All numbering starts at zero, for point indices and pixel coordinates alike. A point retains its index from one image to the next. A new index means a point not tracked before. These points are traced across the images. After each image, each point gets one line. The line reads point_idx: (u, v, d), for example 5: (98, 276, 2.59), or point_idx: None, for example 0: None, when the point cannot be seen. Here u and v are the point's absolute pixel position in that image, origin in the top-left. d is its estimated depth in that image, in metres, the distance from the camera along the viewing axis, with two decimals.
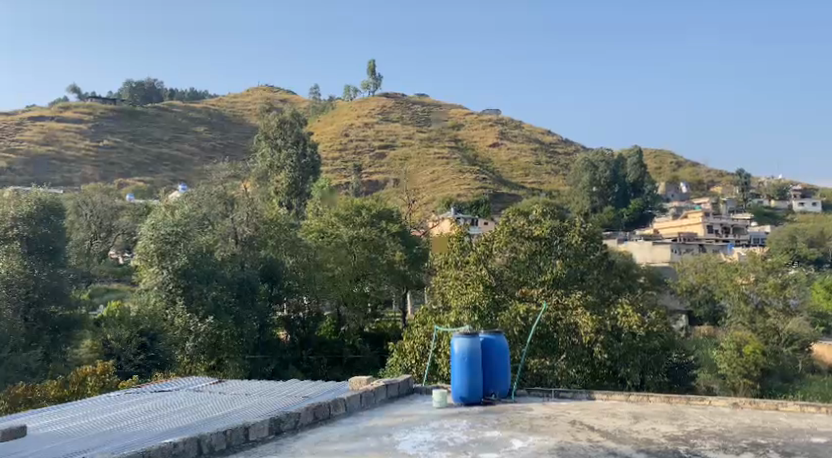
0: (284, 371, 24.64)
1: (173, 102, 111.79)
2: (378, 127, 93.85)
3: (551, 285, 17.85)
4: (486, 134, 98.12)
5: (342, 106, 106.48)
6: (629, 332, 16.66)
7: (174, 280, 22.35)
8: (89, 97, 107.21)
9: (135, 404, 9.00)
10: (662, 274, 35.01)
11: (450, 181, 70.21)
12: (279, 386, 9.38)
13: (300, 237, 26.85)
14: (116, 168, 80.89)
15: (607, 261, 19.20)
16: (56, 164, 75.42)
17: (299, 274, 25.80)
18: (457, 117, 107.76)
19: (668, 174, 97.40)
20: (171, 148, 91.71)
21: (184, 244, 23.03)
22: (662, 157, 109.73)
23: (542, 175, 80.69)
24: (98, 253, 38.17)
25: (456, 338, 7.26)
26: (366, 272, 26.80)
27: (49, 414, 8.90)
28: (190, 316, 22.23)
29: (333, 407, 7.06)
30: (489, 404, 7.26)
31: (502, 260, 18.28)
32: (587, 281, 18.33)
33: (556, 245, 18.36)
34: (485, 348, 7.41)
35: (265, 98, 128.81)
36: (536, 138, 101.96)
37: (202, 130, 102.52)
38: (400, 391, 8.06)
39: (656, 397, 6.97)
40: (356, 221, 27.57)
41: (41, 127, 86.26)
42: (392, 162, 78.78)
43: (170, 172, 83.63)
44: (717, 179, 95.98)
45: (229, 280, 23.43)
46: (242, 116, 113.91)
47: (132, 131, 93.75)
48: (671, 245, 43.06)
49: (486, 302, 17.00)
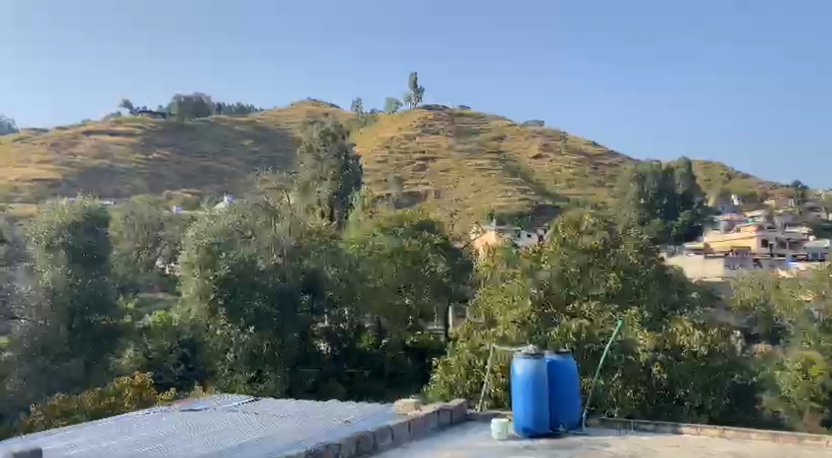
0: (324, 384, 23.88)
1: (219, 116, 113.21)
2: (420, 139, 93.21)
3: (604, 300, 16.84)
4: (529, 145, 97.01)
5: (384, 119, 106.51)
6: (689, 352, 15.52)
7: (215, 289, 22.05)
8: (139, 110, 109.38)
9: (163, 425, 8.33)
10: (716, 289, 33.49)
11: (493, 192, 69.33)
12: (319, 408, 8.70)
13: (342, 247, 25.92)
14: (164, 180, 81.88)
15: (664, 274, 18.20)
16: (108, 177, 76.68)
17: (341, 285, 24.71)
18: (500, 128, 106.90)
19: (717, 187, 94.34)
20: (217, 161, 92.23)
21: (226, 255, 22.77)
22: (713, 169, 107.02)
23: (588, 187, 79.32)
24: (143, 263, 37.82)
25: (518, 360, 6.39)
26: (411, 283, 25.95)
27: (74, 433, 8.31)
28: (233, 327, 21.89)
29: (379, 437, 6.20)
30: (557, 436, 6.35)
31: (550, 273, 17.06)
32: (645, 297, 17.27)
33: (611, 257, 17.39)
34: (552, 373, 6.43)
35: (309, 112, 130.19)
36: (579, 149, 99.97)
37: (247, 143, 103.01)
38: (452, 418, 7.20)
39: (758, 435, 6.05)
40: (398, 232, 26.68)
41: (93, 142, 88.03)
42: (434, 175, 78.16)
43: (216, 184, 84.35)
44: (771, 191, 92.93)
45: (271, 290, 22.57)
46: (287, 130, 114.86)
47: (180, 144, 94.55)
48: (725, 259, 41.40)
49: (536, 318, 16.17)
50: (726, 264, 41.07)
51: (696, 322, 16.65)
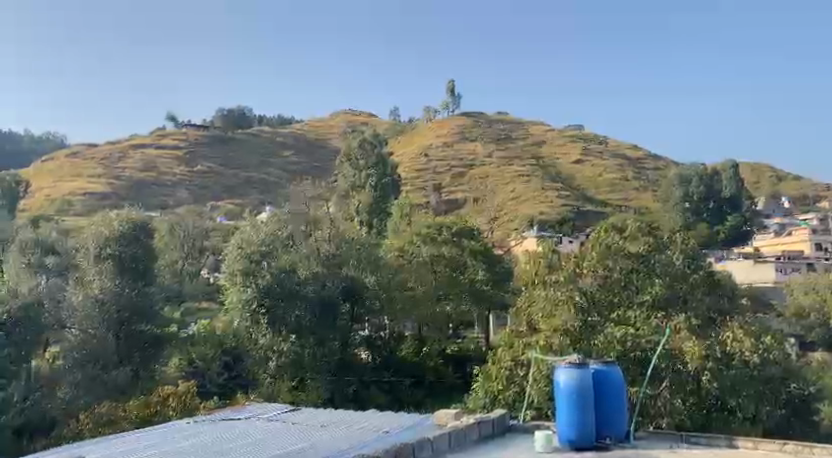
0: (366, 392, 23.55)
1: (261, 128, 114.51)
2: (460, 146, 92.99)
3: (650, 307, 16.33)
4: (570, 150, 96.04)
5: (423, 126, 106.54)
6: (740, 361, 14.98)
7: (257, 299, 22.08)
8: (183, 124, 111.23)
9: (204, 434, 8.24)
10: (767, 294, 32.57)
11: (535, 198, 68.72)
12: (356, 418, 8.53)
13: (383, 255, 25.85)
14: (209, 191, 82.99)
15: (713, 281, 17.47)
16: (155, 189, 78.04)
17: (381, 294, 24.85)
18: (539, 134, 106.14)
19: (766, 189, 92.06)
20: (260, 172, 93.25)
21: (268, 264, 22.91)
22: (760, 170, 104.71)
23: (630, 192, 78.18)
24: (188, 272, 38.16)
25: (560, 370, 6.17)
26: (449, 291, 26.05)
27: (118, 442, 8.21)
28: (274, 336, 22.08)
29: (418, 448, 5.98)
30: (603, 449, 6.06)
31: (593, 280, 16.86)
32: (693, 303, 16.76)
33: (656, 262, 16.96)
34: (597, 383, 6.16)
35: (348, 122, 130.99)
36: (621, 153, 98.61)
37: (288, 154, 103.93)
38: (494, 430, 6.96)
39: (820, 449, 5.78)
40: (437, 239, 26.63)
41: (141, 155, 89.68)
42: (474, 181, 77.83)
43: (259, 194, 85.21)
44: (821, 192, 90.52)
45: (313, 298, 22.45)
46: (326, 140, 115.67)
47: (224, 156, 95.83)
48: (776, 263, 40.36)
49: (579, 326, 15.78)
50: (777, 269, 39.99)
51: (748, 329, 16.03)
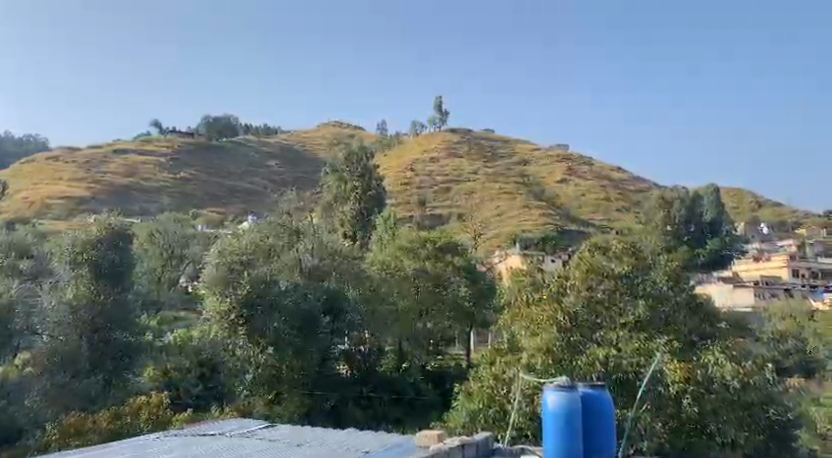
0: (344, 406, 23.35)
1: (245, 137, 113.96)
2: (445, 161, 93.12)
3: (633, 328, 16.13)
4: (554, 170, 96.48)
5: (408, 141, 106.59)
6: (721, 384, 14.82)
7: (235, 309, 21.67)
8: (168, 130, 110.46)
9: (180, 450, 7.94)
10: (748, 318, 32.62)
11: (517, 216, 68.82)
12: (334, 436, 8.37)
13: (365, 268, 25.80)
14: (191, 198, 82.26)
15: (696, 303, 17.44)
16: (136, 195, 77.18)
17: (361, 307, 24.10)
18: (524, 152, 106.57)
19: (746, 215, 93.03)
20: (243, 181, 92.72)
21: (247, 274, 22.31)
22: (741, 196, 105.86)
23: (612, 214, 78.73)
24: (167, 280, 37.57)
25: (549, 392, 6.04)
26: (431, 307, 26.19)
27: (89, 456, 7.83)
28: (252, 347, 21.80)
29: None
30: None
31: (579, 299, 16.58)
32: (677, 325, 16.68)
33: (640, 282, 16.80)
34: (588, 407, 6.01)
35: (333, 134, 130.75)
36: (605, 174, 99.22)
37: (272, 164, 103.40)
38: (478, 453, 6.80)
39: None
40: (419, 254, 26.77)
41: (123, 161, 88.85)
42: (458, 198, 77.86)
43: (242, 203, 84.63)
44: (800, 220, 91.62)
45: (292, 310, 22.08)
46: (311, 152, 115.28)
47: (207, 163, 95.07)
48: (755, 288, 40.69)
49: (563, 345, 15.60)
50: (755, 294, 40.30)
51: (731, 352, 15.80)
